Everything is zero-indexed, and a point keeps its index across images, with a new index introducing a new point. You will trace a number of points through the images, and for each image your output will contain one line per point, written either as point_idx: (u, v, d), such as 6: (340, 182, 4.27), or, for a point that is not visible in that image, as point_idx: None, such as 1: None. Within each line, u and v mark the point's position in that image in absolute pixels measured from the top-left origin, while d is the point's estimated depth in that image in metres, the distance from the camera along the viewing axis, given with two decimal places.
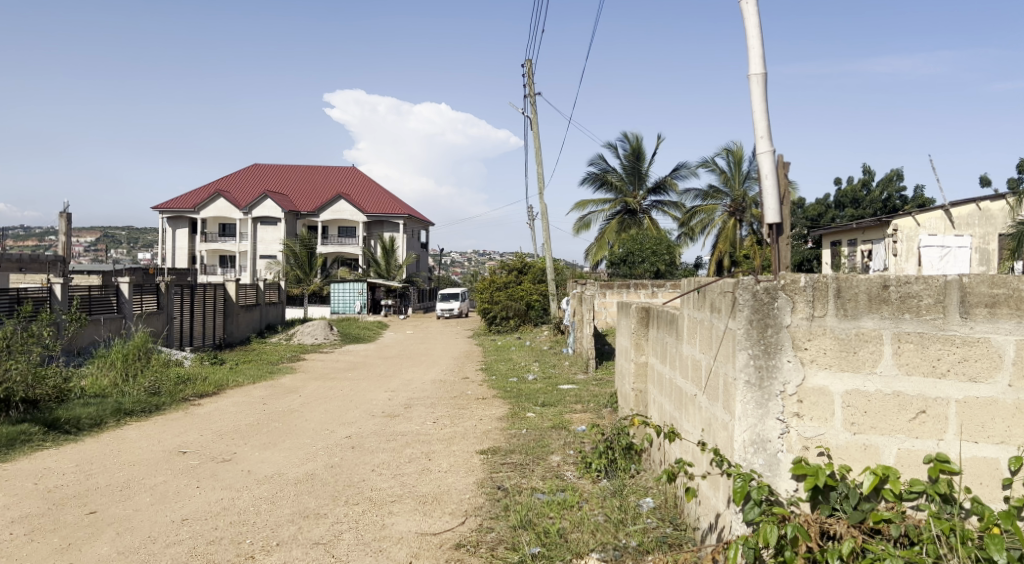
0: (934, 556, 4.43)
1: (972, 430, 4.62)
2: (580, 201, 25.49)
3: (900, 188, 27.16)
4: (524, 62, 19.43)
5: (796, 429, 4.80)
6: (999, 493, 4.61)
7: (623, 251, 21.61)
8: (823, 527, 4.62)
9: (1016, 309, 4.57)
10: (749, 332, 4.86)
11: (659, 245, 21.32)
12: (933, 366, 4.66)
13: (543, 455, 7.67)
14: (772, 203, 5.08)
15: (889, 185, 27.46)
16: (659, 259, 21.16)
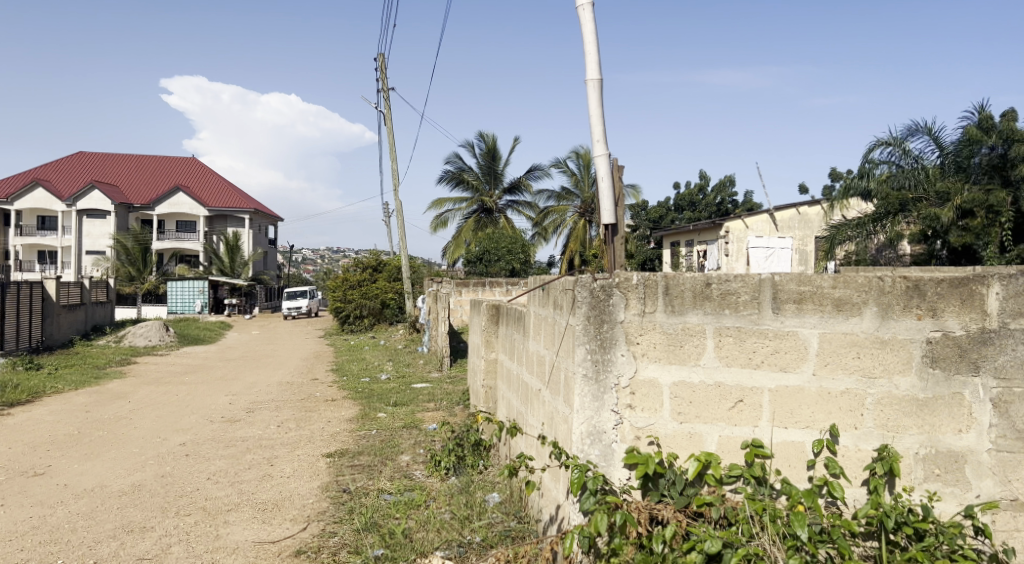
0: (748, 535, 4.54)
1: (782, 415, 4.73)
2: (436, 199, 25.73)
3: (733, 194, 28.54)
4: (377, 56, 19.41)
5: (629, 420, 4.86)
6: (803, 474, 4.72)
7: (480, 249, 21.88)
8: (652, 513, 4.69)
9: (821, 303, 4.69)
10: (586, 328, 4.90)
11: (514, 243, 21.54)
12: (749, 358, 4.76)
13: (391, 455, 7.82)
14: (607, 205, 5.27)
15: (723, 191, 28.79)
16: (514, 257, 21.43)
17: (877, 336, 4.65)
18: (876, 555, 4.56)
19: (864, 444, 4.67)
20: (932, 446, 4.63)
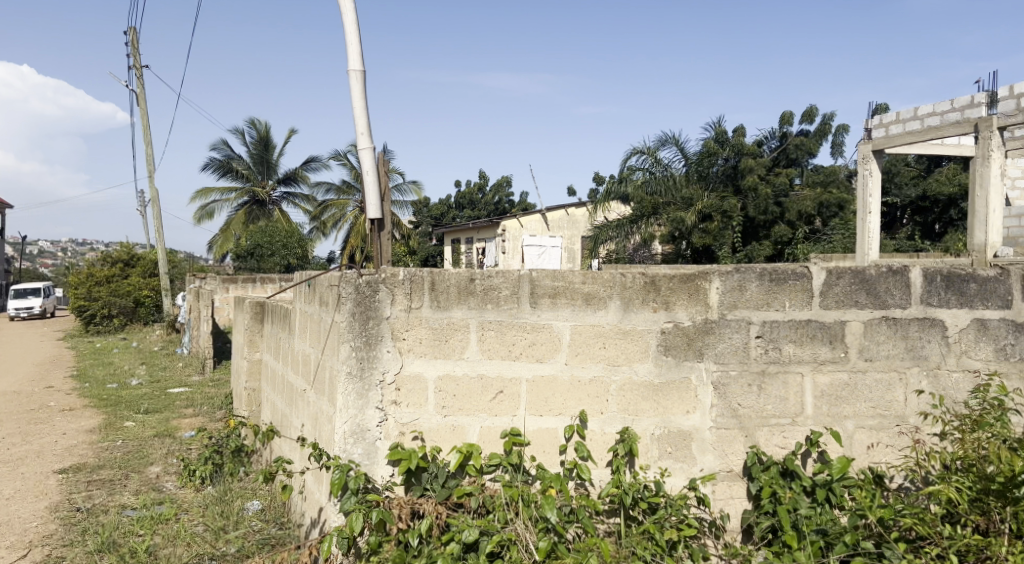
0: (502, 521, 4.02)
1: (537, 403, 4.23)
2: (204, 189, 24.98)
3: (509, 193, 29.28)
4: (133, 34, 18.33)
5: (394, 416, 4.24)
6: (555, 459, 4.24)
7: (251, 244, 21.27)
8: (415, 508, 4.10)
9: (572, 297, 4.22)
10: (351, 325, 4.21)
11: (289, 239, 21.17)
12: (509, 349, 4.24)
13: (139, 467, 7.04)
14: (373, 200, 4.84)
15: (500, 190, 29.43)
16: (289, 253, 20.97)
17: (618, 327, 4.21)
18: (616, 532, 4.13)
19: (609, 428, 4.22)
20: (663, 426, 4.21)
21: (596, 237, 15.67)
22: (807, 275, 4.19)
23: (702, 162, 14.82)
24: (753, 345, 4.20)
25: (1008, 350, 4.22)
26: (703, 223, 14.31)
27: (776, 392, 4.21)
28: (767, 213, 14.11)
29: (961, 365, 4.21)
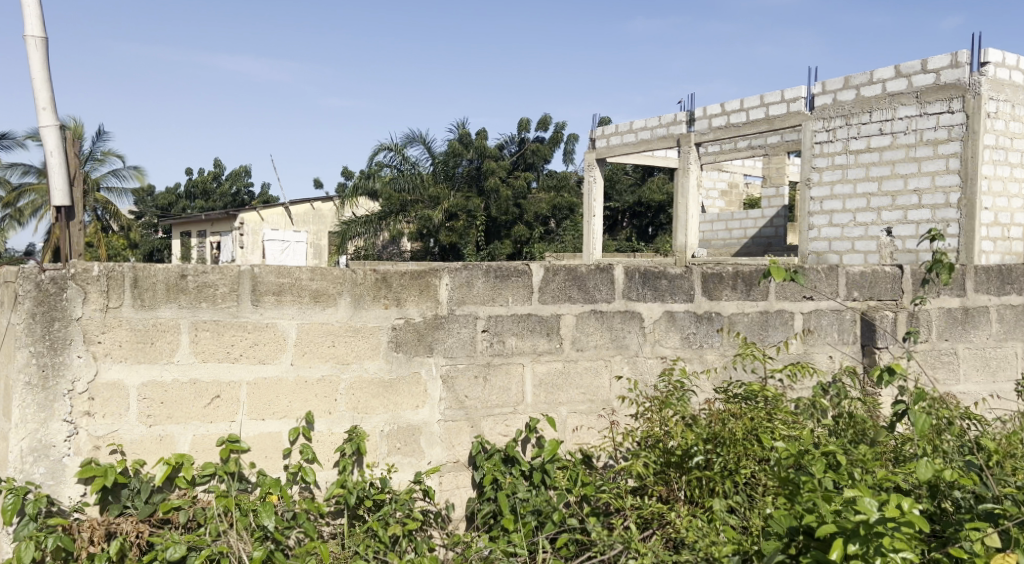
0: (214, 534, 3.69)
1: (259, 406, 3.94)
2: None
3: (247, 184, 28.83)
4: None
5: (86, 429, 3.75)
6: (277, 463, 3.96)
7: None
8: (110, 529, 3.69)
9: (298, 294, 3.99)
10: (30, 328, 3.68)
11: None
12: (228, 350, 3.90)
13: None
14: (59, 182, 4.43)
15: (237, 180, 28.86)
16: None
17: (350, 324, 4.07)
18: (340, 533, 3.96)
19: (337, 428, 4.05)
20: (393, 422, 4.14)
21: (347, 234, 16.98)
22: (528, 272, 4.35)
23: (450, 165, 16.76)
24: (479, 339, 4.27)
25: (693, 338, 4.68)
26: (449, 221, 16.30)
27: (499, 383, 4.32)
28: (507, 213, 16.30)
29: (655, 353, 4.60)
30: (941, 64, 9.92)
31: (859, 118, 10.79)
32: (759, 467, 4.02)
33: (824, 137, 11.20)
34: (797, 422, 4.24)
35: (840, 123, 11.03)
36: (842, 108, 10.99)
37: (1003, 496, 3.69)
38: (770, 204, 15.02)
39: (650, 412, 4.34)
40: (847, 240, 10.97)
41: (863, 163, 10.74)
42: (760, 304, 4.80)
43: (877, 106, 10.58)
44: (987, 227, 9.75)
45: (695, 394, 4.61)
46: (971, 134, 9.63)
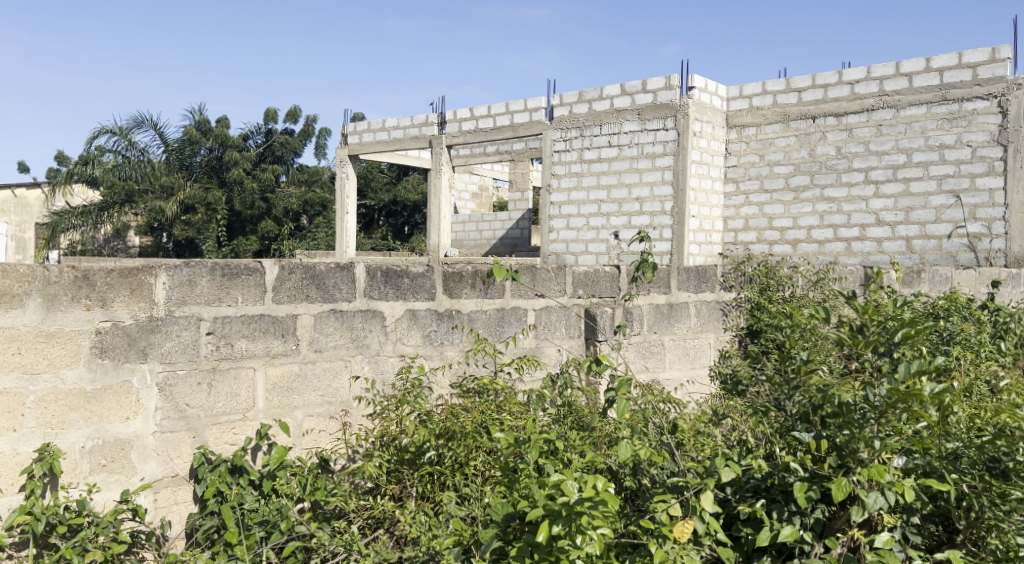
0: None
1: None
2: None
3: None
4: None
5: None
6: None
7: None
8: None
9: None
10: None
11: None
12: None
13: None
14: None
15: None
16: None
17: (41, 329, 3.67)
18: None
19: (22, 448, 3.64)
20: (96, 437, 3.78)
21: (54, 225, 18.32)
22: (260, 269, 4.15)
23: (187, 153, 18.39)
24: (204, 342, 4.01)
25: (435, 335, 4.73)
26: (180, 216, 17.82)
27: (226, 388, 4.07)
28: (253, 208, 17.97)
29: (397, 351, 4.57)
30: (658, 85, 11.11)
31: (590, 130, 11.75)
32: (488, 457, 4.08)
33: (559, 147, 12.03)
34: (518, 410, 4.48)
35: (573, 134, 11.91)
36: (577, 119, 11.87)
37: (684, 469, 4.07)
38: (517, 206, 15.75)
39: (386, 412, 4.35)
40: (582, 244, 11.84)
41: (595, 172, 11.75)
42: (497, 301, 5.04)
43: (606, 120, 11.59)
44: (695, 233, 11.42)
45: (432, 390, 4.63)
46: (684, 150, 10.91)
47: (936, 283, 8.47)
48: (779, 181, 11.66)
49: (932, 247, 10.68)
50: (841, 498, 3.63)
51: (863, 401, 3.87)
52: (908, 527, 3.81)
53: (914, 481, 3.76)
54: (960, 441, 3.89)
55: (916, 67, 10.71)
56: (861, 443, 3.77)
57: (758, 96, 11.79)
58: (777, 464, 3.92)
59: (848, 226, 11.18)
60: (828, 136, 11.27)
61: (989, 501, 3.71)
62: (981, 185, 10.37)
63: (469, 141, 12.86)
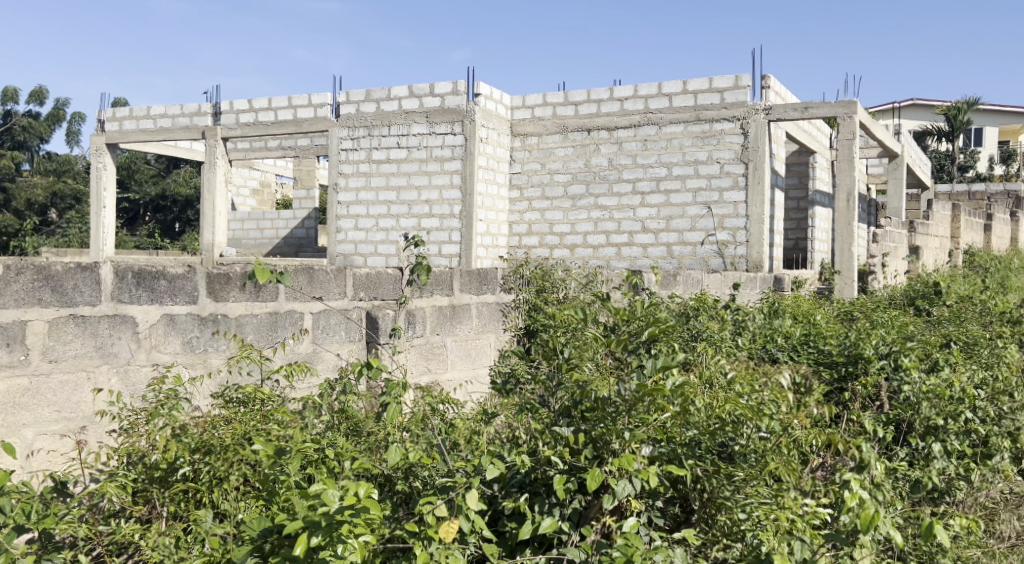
0: None
1: None
2: None
3: None
4: None
5: None
6: None
7: None
8: None
9: None
10: None
11: None
12: None
13: None
14: None
15: None
16: None
17: None
18: None
19: None
20: None
21: None
22: None
23: None
24: None
25: (196, 342, 4.57)
26: None
27: None
28: None
29: (150, 360, 4.40)
30: (445, 89, 11.21)
31: (377, 130, 11.58)
32: (247, 471, 3.90)
33: (345, 145, 11.74)
34: (300, 423, 4.84)
35: (359, 133, 11.66)
36: (364, 118, 11.63)
37: (455, 469, 4.76)
38: (301, 205, 15.35)
39: (132, 427, 4.03)
40: (369, 246, 11.61)
41: (383, 173, 11.57)
42: (269, 305, 4.97)
43: (394, 121, 11.49)
44: (482, 237, 11.54)
45: (191, 400, 4.46)
46: (471, 155, 11.11)
47: (689, 285, 9.42)
48: (558, 190, 12.12)
49: (688, 253, 11.50)
50: (595, 487, 4.25)
51: (613, 397, 4.61)
52: (652, 511, 4.51)
53: (658, 468, 4.43)
54: (696, 427, 4.62)
55: (676, 87, 11.53)
56: (609, 437, 4.48)
57: (539, 106, 12.18)
58: (539, 461, 4.58)
59: (620, 232, 11.81)
60: (602, 148, 11.84)
61: (717, 482, 4.48)
62: (729, 199, 11.30)
63: (246, 134, 12.38)
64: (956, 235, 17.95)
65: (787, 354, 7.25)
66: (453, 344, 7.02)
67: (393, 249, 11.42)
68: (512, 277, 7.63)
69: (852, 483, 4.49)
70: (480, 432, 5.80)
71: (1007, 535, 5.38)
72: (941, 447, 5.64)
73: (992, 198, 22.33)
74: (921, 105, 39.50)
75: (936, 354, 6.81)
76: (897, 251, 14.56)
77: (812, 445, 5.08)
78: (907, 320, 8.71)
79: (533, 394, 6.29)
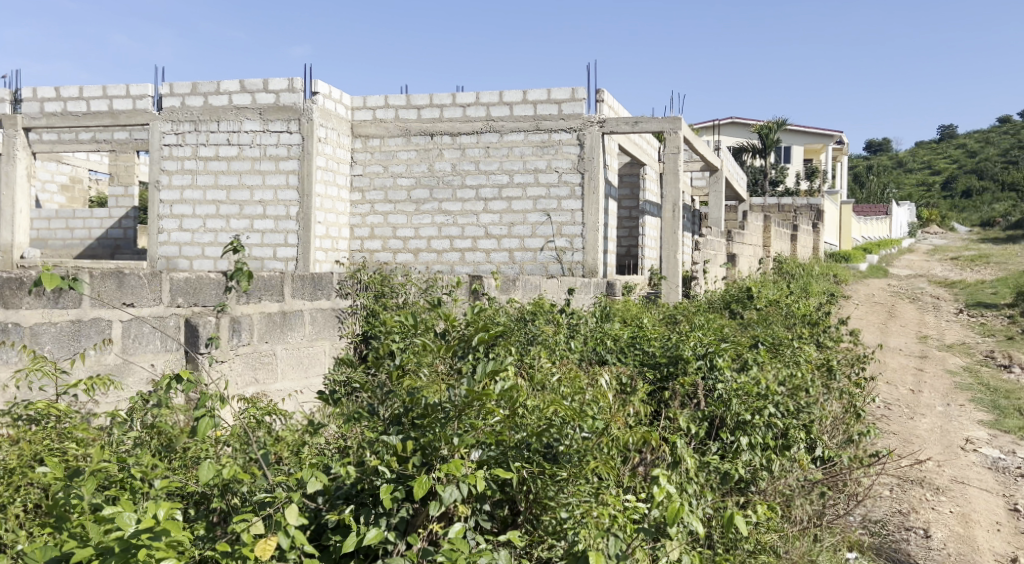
0: None
1: None
2: None
3: None
4: None
5: None
6: None
7: None
8: None
9: None
10: None
11: None
12: None
13: None
14: None
15: None
16: None
17: None
18: None
19: None
20: None
21: None
22: None
23: None
24: None
25: None
26: None
27: None
28: None
29: None
30: (280, 86, 10.88)
31: (204, 126, 11.04)
32: (36, 496, 4.26)
33: (169, 141, 11.14)
34: (106, 440, 4.73)
35: (185, 128, 11.09)
36: (189, 113, 11.07)
37: (275, 484, 4.83)
38: (117, 203, 14.69)
39: None
40: (196, 247, 11.02)
41: (211, 171, 11.04)
42: (71, 312, 5.28)
43: (223, 116, 11.00)
44: (320, 239, 11.17)
45: None
46: (308, 154, 10.83)
47: (528, 289, 9.35)
48: (401, 194, 11.81)
49: (529, 259, 11.52)
50: (422, 494, 4.69)
51: (443, 404, 5.10)
52: (480, 514, 5.00)
53: (486, 471, 4.95)
54: (524, 430, 5.16)
55: (516, 96, 11.51)
56: (438, 443, 4.93)
57: (381, 108, 11.85)
58: (365, 472, 4.95)
59: (463, 238, 11.65)
60: (445, 153, 11.65)
61: (542, 482, 5.04)
62: (566, 207, 11.41)
63: (55, 125, 11.51)
64: (767, 245, 18.73)
65: (616, 356, 7.44)
66: (284, 352, 6.68)
67: (222, 251, 10.92)
68: (349, 282, 7.29)
69: (661, 479, 5.01)
70: (310, 444, 5.58)
71: (801, 519, 6.12)
72: (748, 440, 6.38)
73: (796, 210, 23.48)
74: (739, 123, 41.19)
75: (747, 355, 7.34)
76: (716, 258, 15.10)
77: (629, 443, 5.72)
78: (723, 323, 8.93)
79: (363, 403, 6.09)
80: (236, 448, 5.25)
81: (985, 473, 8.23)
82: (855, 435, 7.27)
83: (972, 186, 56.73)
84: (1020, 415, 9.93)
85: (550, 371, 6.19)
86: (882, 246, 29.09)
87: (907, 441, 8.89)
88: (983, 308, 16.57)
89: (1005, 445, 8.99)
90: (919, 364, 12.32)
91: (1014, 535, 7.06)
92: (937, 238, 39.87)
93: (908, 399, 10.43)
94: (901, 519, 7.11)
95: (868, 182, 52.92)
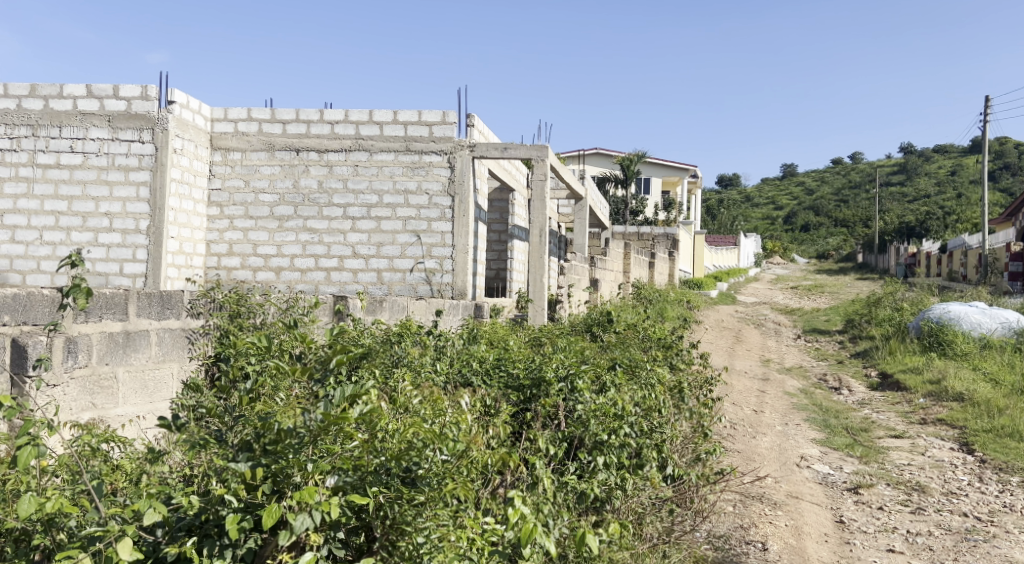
0: None
1: None
2: None
3: None
4: None
5: None
6: None
7: None
8: None
9: None
10: None
11: None
12: None
13: None
14: None
15: None
16: None
17: None
18: None
19: None
20: None
21: None
22: None
23: None
24: None
25: None
26: None
27: None
28: None
29: None
30: (132, 93, 10.42)
31: (44, 130, 10.42)
32: None
33: (3, 145, 10.46)
34: None
35: (22, 132, 10.43)
36: (27, 116, 10.43)
37: (107, 516, 4.48)
38: None
39: None
40: (31, 261, 10.35)
41: (50, 180, 10.43)
42: None
43: (67, 122, 10.43)
44: (172, 255, 10.69)
45: None
46: (162, 166, 10.43)
47: (395, 311, 9.04)
48: (263, 210, 11.39)
49: (397, 280, 11.33)
50: (271, 523, 4.41)
51: (297, 429, 4.79)
52: (332, 542, 4.67)
53: (341, 498, 4.66)
54: (383, 454, 4.86)
55: (387, 116, 11.33)
56: (291, 470, 4.64)
57: (242, 120, 11.36)
58: (209, 501, 4.58)
59: (328, 256, 11.34)
60: (310, 169, 11.32)
61: (399, 507, 4.78)
62: (436, 229, 11.29)
63: None
64: (626, 271, 18.92)
65: (481, 378, 7.16)
66: (126, 375, 6.28)
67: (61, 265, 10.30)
68: (201, 300, 6.88)
69: (516, 501, 4.95)
70: (150, 472, 5.17)
71: (650, 535, 6.30)
72: (605, 460, 6.34)
73: (653, 238, 23.90)
74: (602, 153, 41.93)
75: (606, 377, 7.19)
76: (580, 282, 15.17)
77: (489, 465, 5.53)
78: (585, 346, 8.89)
79: (211, 427, 5.59)
80: (64, 478, 4.90)
81: (817, 488, 8.42)
82: (702, 454, 7.38)
83: (815, 223, 59.30)
84: (849, 434, 10.25)
85: (412, 393, 5.82)
86: (731, 275, 29.85)
87: (748, 458, 9.01)
88: (818, 334, 17.18)
89: (835, 461, 9.24)
90: (761, 386, 12.59)
91: (840, 546, 7.24)
92: (779, 268, 41.35)
93: (750, 419, 10.61)
94: (741, 534, 7.22)
95: (719, 215, 54.61)
